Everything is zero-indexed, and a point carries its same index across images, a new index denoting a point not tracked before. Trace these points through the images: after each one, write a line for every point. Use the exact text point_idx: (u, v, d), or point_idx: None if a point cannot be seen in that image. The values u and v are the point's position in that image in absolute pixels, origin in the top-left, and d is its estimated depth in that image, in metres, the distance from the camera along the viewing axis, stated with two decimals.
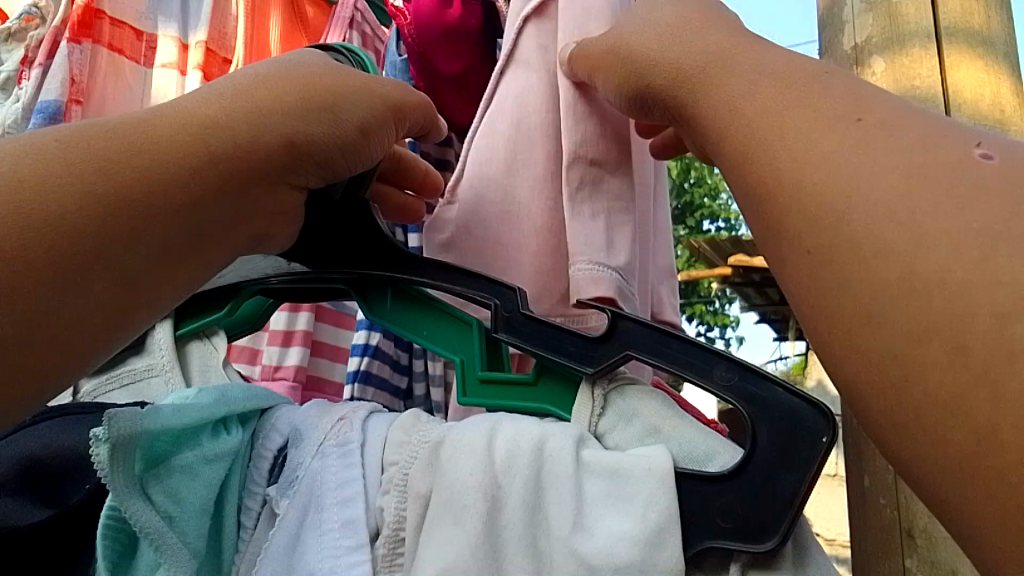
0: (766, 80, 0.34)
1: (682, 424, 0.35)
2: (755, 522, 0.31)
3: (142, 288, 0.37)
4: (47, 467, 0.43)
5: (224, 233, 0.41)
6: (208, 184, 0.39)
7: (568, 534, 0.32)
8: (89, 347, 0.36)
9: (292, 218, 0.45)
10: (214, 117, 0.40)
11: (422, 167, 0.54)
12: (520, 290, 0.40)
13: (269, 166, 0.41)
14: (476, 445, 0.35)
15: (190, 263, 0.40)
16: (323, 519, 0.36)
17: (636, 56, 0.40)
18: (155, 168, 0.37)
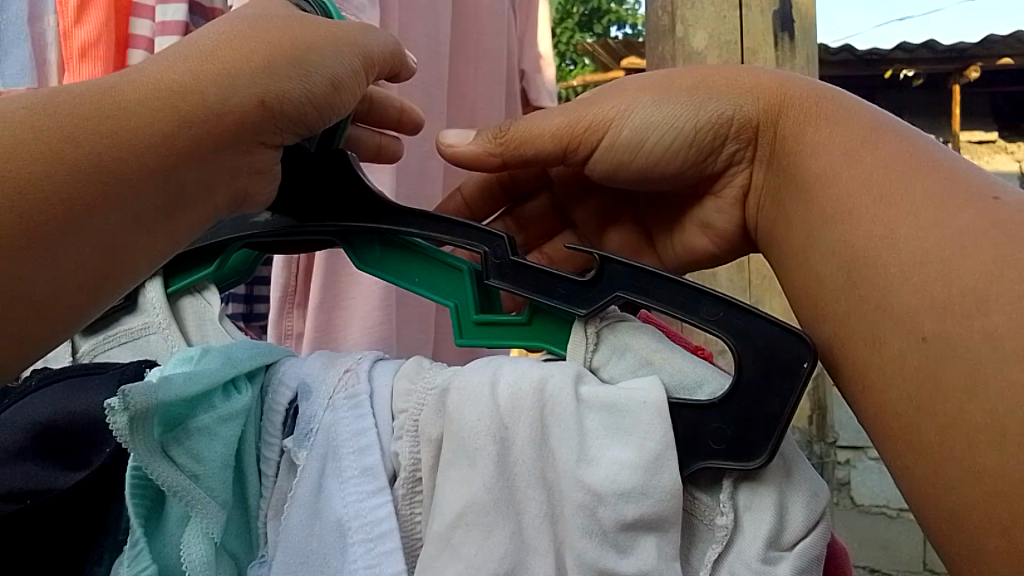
0: (879, 165, 0.43)
1: (671, 355, 0.37)
2: (743, 442, 0.34)
3: (134, 246, 0.39)
4: (63, 430, 0.45)
5: (206, 197, 0.42)
6: (183, 149, 0.39)
7: (573, 466, 0.35)
8: (87, 299, 0.38)
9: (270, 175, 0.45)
10: (181, 81, 0.40)
11: (397, 105, 0.54)
12: (508, 236, 0.41)
13: (241, 127, 0.41)
14: (481, 390, 0.37)
15: (170, 228, 0.40)
16: (342, 468, 0.38)
17: (707, 91, 0.51)
18: (130, 137, 0.38)
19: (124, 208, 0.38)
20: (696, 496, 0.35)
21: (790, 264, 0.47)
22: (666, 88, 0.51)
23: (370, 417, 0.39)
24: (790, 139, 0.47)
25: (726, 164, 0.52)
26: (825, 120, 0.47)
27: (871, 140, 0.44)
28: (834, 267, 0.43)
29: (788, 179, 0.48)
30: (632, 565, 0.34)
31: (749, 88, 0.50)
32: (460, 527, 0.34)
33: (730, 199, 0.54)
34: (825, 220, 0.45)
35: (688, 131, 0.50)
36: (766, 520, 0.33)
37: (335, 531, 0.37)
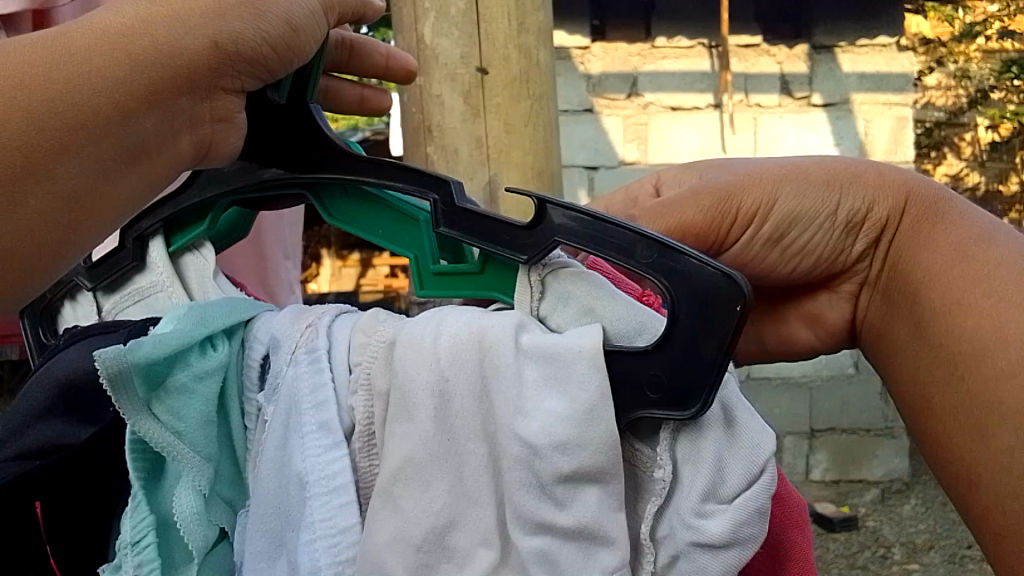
0: (988, 272, 0.46)
1: (614, 302, 0.36)
2: (682, 390, 0.32)
3: (99, 195, 0.40)
4: (82, 387, 0.47)
5: (167, 146, 0.42)
6: (135, 97, 0.39)
7: (511, 420, 0.34)
8: (57, 248, 0.39)
9: (235, 122, 0.44)
10: (126, 25, 0.39)
11: (380, 49, 0.53)
12: (457, 181, 0.40)
13: (194, 73, 0.41)
14: (423, 345, 0.36)
15: (128, 179, 0.40)
16: (302, 423, 0.39)
17: (842, 175, 0.50)
18: (79, 85, 0.38)
19: (72, 160, 0.38)
20: (638, 449, 0.34)
21: (895, 364, 0.50)
22: (801, 174, 0.50)
23: (327, 372, 0.39)
24: (906, 238, 0.49)
25: (847, 264, 0.52)
26: (933, 213, 0.49)
27: (980, 245, 0.47)
28: (940, 371, 0.46)
29: (904, 283, 0.49)
30: (569, 517, 0.33)
31: (878, 183, 0.50)
32: (400, 480, 0.35)
33: (847, 294, 0.53)
34: (933, 309, 0.47)
35: (826, 225, 0.50)
36: (704, 474, 0.33)
37: (296, 483, 0.38)
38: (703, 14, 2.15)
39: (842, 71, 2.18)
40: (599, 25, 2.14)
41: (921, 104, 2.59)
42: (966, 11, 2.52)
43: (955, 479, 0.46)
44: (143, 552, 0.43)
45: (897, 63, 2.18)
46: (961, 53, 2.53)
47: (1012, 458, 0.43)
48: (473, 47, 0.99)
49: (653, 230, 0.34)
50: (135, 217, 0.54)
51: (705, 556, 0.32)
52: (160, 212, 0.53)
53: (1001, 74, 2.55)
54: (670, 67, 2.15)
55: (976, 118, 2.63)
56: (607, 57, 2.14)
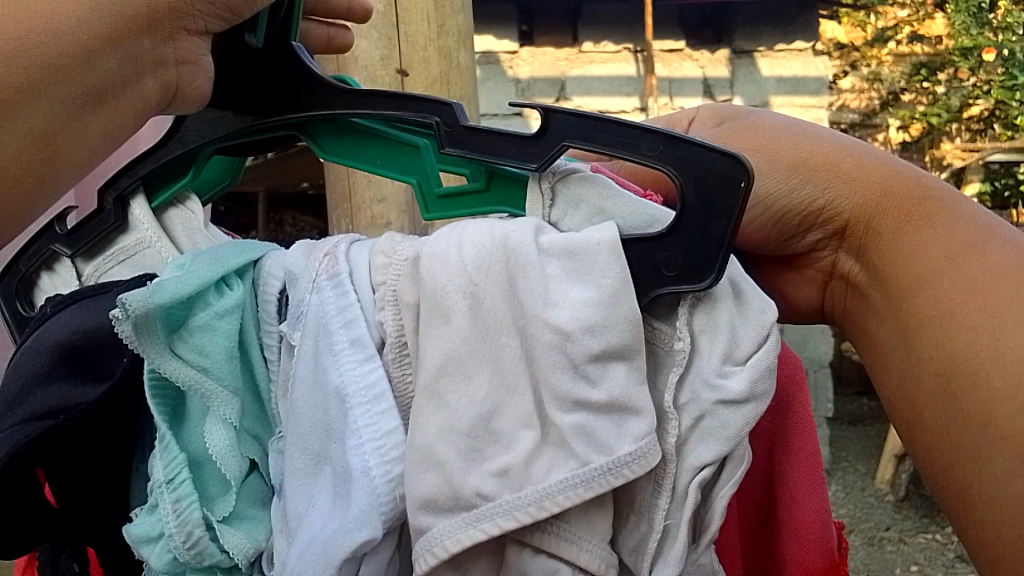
0: (978, 275, 0.48)
1: (622, 200, 0.39)
2: (696, 265, 0.36)
3: (71, 132, 0.43)
4: (83, 347, 0.48)
5: (132, 87, 0.45)
6: (96, 37, 0.42)
7: (541, 311, 0.37)
8: (36, 179, 0.43)
9: (201, 65, 0.47)
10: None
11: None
12: (455, 103, 0.42)
13: (154, 14, 0.43)
14: (449, 254, 0.39)
15: (95, 118, 0.44)
16: (333, 342, 0.41)
17: (816, 160, 0.51)
18: (45, 30, 0.41)
19: (41, 100, 0.41)
20: (659, 328, 0.39)
21: (870, 342, 0.53)
22: (772, 151, 0.52)
23: (352, 293, 0.42)
24: (884, 239, 0.51)
25: (808, 250, 0.54)
26: (926, 211, 0.50)
27: (972, 251, 0.49)
28: (931, 376, 0.48)
29: (878, 275, 0.52)
30: (602, 392, 0.37)
31: (858, 180, 0.51)
32: (444, 376, 0.37)
33: (814, 276, 0.56)
34: (918, 302, 0.49)
35: (781, 206, 0.51)
36: (719, 341, 0.37)
37: (337, 400, 0.40)
38: (629, 21, 2.16)
39: (762, 74, 2.18)
40: (525, 30, 2.15)
41: (836, 107, 2.50)
42: (877, 17, 2.34)
43: (928, 453, 0.49)
44: (179, 487, 0.44)
45: (812, 66, 2.20)
46: (871, 57, 2.39)
47: (983, 441, 0.46)
48: (392, 49, 0.88)
49: (657, 124, 0.37)
50: (113, 176, 0.54)
51: (727, 411, 0.37)
52: (138, 170, 0.53)
53: (912, 76, 2.43)
54: (595, 72, 2.15)
55: (888, 120, 2.53)
56: (536, 60, 2.13)
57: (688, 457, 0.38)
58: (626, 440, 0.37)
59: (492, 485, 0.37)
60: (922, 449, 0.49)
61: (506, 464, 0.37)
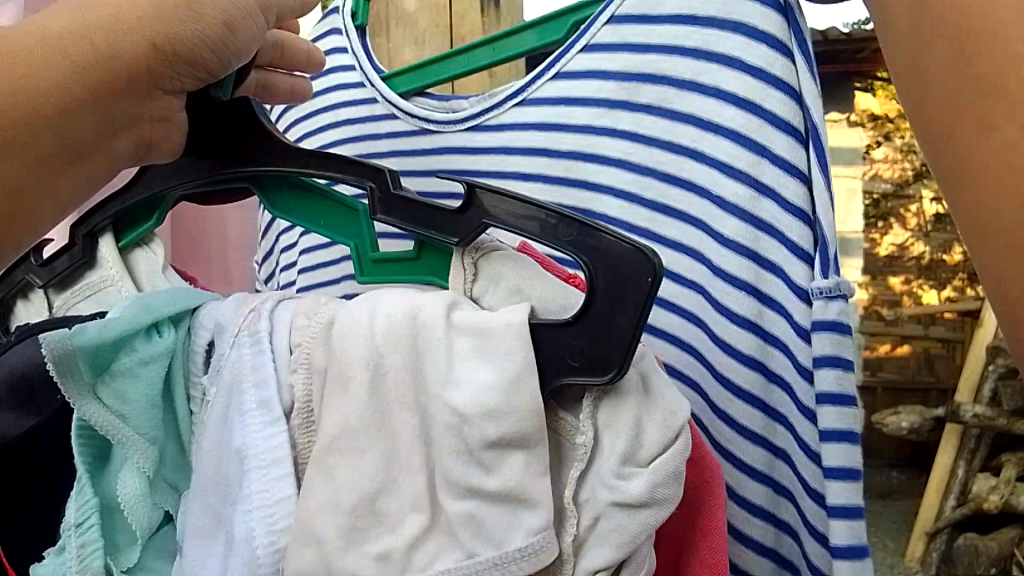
0: None
1: (541, 281, 0.38)
2: (599, 359, 0.34)
3: (32, 196, 0.41)
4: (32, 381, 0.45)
5: (104, 145, 0.43)
6: (72, 97, 0.40)
7: (442, 390, 0.36)
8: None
9: (175, 121, 0.46)
10: (69, 27, 0.40)
11: (305, 48, 0.57)
12: (390, 170, 0.41)
13: (134, 71, 0.42)
14: (360, 324, 0.38)
15: (66, 176, 0.42)
16: (242, 401, 0.40)
17: None
18: (21, 92, 0.39)
19: (15, 159, 0.39)
20: (564, 417, 0.36)
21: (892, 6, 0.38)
22: None
23: (268, 352, 0.41)
24: None
25: None
26: None
27: None
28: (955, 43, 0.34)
29: None
30: (496, 480, 0.35)
31: None
32: (334, 449, 0.36)
33: None
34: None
35: None
36: (621, 437, 0.35)
37: (236, 460, 0.39)
38: None
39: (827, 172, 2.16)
40: None
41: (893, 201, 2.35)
42: None
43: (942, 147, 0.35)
44: (87, 532, 0.43)
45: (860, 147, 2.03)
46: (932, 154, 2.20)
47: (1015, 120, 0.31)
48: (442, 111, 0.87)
49: (572, 209, 0.36)
50: (86, 213, 0.55)
51: (623, 515, 0.34)
52: (109, 209, 0.54)
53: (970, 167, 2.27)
54: None
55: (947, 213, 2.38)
56: None
57: (583, 559, 0.35)
58: (518, 535, 0.35)
59: (370, 569, 0.35)
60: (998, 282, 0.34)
61: (387, 547, 0.35)
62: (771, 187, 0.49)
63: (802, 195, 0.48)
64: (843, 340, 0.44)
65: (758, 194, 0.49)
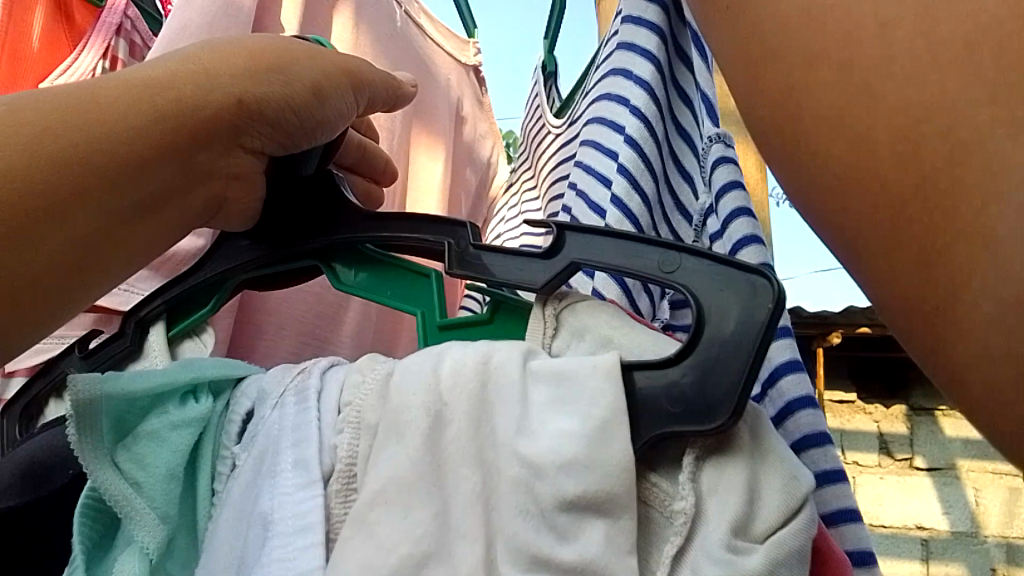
0: None
1: (633, 330, 0.33)
2: (705, 402, 0.29)
3: (100, 255, 0.37)
4: (45, 469, 0.41)
5: (180, 201, 0.40)
6: (155, 144, 0.37)
7: (512, 438, 0.30)
8: (50, 312, 0.35)
9: (252, 184, 0.45)
10: (158, 76, 0.38)
11: (385, 155, 0.57)
12: (473, 226, 0.40)
13: (218, 126, 0.40)
14: (423, 370, 0.33)
15: (139, 231, 0.39)
16: (278, 463, 0.35)
17: None
18: (106, 134, 0.35)
19: (92, 208, 0.35)
20: (656, 482, 0.30)
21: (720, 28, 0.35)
22: None
23: (313, 410, 0.36)
24: None
25: None
26: None
27: None
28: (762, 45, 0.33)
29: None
30: (573, 551, 0.28)
31: None
32: (378, 504, 0.30)
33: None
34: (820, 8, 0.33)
35: None
36: (733, 501, 0.28)
37: (259, 526, 0.33)
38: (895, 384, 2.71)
39: (944, 435, 2.64)
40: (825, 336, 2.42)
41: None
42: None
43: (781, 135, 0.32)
44: None
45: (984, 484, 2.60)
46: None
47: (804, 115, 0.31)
48: None
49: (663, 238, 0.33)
50: (140, 301, 0.49)
51: None
52: (166, 293, 0.49)
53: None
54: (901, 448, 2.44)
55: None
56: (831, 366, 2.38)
57: None
58: None
59: None
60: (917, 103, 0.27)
61: None
62: (615, 127, 0.50)
63: (638, 132, 0.50)
64: (761, 249, 0.46)
65: (608, 135, 0.50)
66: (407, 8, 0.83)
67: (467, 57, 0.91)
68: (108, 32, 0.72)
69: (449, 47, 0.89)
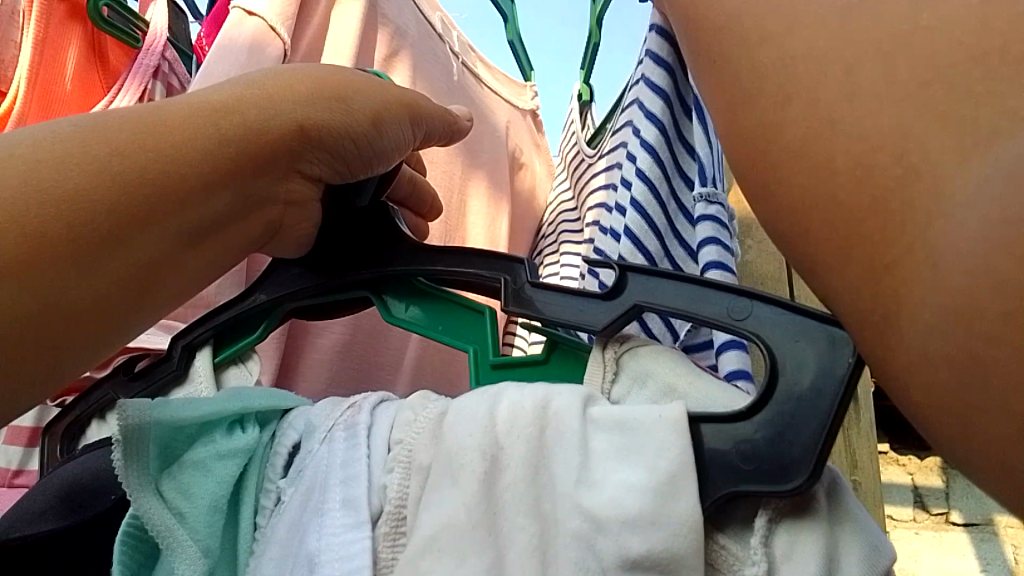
0: None
1: (699, 379, 0.32)
2: (780, 462, 0.28)
3: (158, 278, 0.36)
4: (86, 492, 0.41)
5: (235, 224, 0.40)
6: (215, 170, 0.37)
7: (572, 489, 0.29)
8: (109, 336, 0.34)
9: (307, 211, 0.44)
10: (223, 101, 0.38)
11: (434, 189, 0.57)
12: (529, 263, 0.39)
13: (279, 152, 0.40)
14: (478, 412, 0.32)
15: (197, 256, 0.38)
16: (325, 501, 0.34)
17: None
18: (169, 156, 0.35)
19: (152, 233, 0.34)
20: (723, 544, 0.28)
21: None
22: None
23: (363, 447, 0.35)
24: None
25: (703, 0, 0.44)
26: None
27: None
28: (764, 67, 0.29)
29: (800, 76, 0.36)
30: None
31: None
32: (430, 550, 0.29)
33: None
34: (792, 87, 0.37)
35: None
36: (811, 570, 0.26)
37: (305, 566, 0.32)
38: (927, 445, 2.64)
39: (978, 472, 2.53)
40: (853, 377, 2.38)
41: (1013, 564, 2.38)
42: None
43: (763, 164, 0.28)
44: None
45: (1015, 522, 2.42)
46: None
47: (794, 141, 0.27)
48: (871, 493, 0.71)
49: (733, 286, 0.32)
50: (188, 326, 0.49)
51: None
52: (214, 319, 0.49)
53: None
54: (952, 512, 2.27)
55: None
56: None
57: None
58: None
59: None
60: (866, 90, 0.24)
61: None
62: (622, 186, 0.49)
63: (640, 195, 0.49)
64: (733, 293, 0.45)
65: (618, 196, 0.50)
66: (464, 59, 0.86)
67: (524, 101, 0.94)
68: (144, 75, 0.73)
69: (506, 93, 0.91)
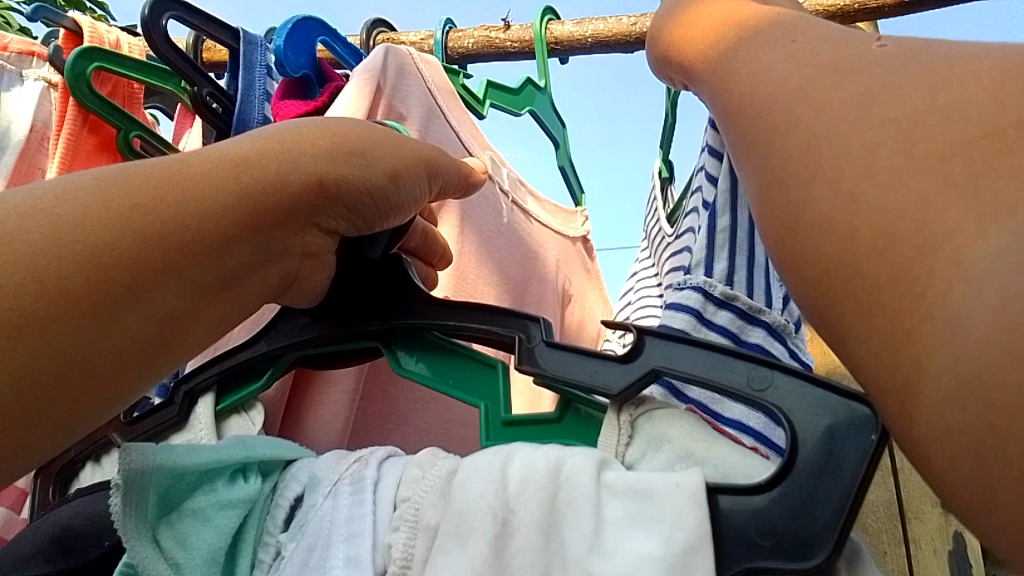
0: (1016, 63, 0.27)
1: (717, 445, 0.32)
2: (799, 538, 0.27)
3: (180, 332, 0.36)
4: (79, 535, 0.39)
5: (257, 275, 0.40)
6: (235, 221, 0.37)
7: (585, 557, 0.28)
8: (127, 389, 0.34)
9: (321, 264, 0.44)
10: (245, 155, 0.38)
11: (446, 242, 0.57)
12: (542, 321, 0.39)
13: (299, 206, 0.40)
14: (489, 472, 0.31)
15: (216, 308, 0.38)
16: (328, 558, 0.33)
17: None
18: (191, 208, 0.35)
19: (171, 281, 0.34)
20: None
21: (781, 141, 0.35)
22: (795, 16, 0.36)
23: (369, 504, 0.34)
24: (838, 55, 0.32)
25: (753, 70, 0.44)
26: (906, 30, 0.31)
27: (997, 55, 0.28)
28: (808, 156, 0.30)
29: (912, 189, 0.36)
30: None
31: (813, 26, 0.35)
32: None
33: None
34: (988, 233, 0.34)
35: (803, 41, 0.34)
36: None
37: None
38: None
39: None
40: None
41: None
42: None
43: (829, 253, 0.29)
44: None
45: None
46: None
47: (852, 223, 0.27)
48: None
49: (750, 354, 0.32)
50: (192, 372, 0.49)
51: None
52: (219, 366, 0.48)
53: None
54: None
55: None
56: None
57: None
58: None
59: None
60: (888, 172, 0.26)
61: None
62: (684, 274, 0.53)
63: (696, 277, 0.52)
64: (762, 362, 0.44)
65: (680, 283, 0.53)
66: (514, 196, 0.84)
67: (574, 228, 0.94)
68: None
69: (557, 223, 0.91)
